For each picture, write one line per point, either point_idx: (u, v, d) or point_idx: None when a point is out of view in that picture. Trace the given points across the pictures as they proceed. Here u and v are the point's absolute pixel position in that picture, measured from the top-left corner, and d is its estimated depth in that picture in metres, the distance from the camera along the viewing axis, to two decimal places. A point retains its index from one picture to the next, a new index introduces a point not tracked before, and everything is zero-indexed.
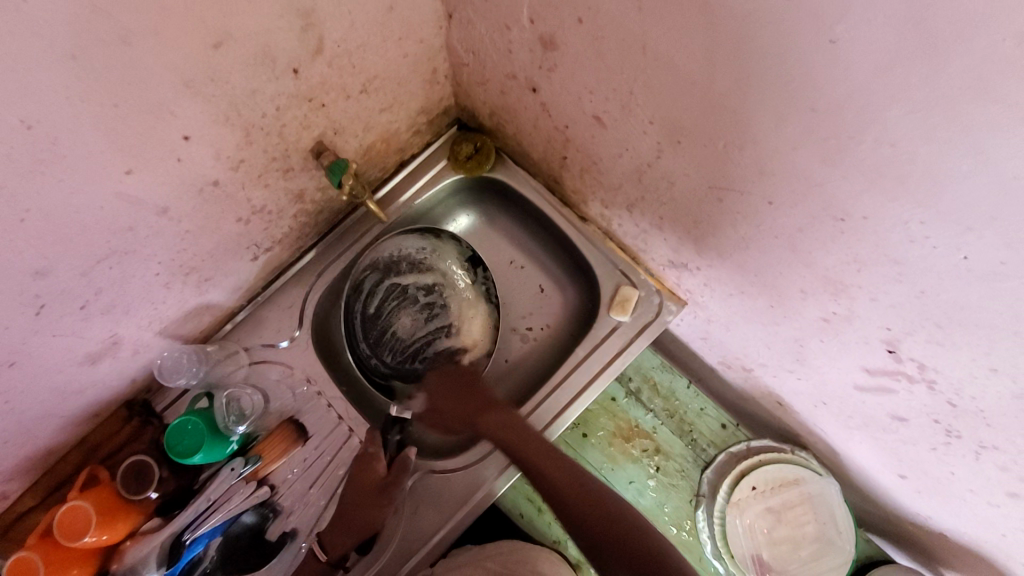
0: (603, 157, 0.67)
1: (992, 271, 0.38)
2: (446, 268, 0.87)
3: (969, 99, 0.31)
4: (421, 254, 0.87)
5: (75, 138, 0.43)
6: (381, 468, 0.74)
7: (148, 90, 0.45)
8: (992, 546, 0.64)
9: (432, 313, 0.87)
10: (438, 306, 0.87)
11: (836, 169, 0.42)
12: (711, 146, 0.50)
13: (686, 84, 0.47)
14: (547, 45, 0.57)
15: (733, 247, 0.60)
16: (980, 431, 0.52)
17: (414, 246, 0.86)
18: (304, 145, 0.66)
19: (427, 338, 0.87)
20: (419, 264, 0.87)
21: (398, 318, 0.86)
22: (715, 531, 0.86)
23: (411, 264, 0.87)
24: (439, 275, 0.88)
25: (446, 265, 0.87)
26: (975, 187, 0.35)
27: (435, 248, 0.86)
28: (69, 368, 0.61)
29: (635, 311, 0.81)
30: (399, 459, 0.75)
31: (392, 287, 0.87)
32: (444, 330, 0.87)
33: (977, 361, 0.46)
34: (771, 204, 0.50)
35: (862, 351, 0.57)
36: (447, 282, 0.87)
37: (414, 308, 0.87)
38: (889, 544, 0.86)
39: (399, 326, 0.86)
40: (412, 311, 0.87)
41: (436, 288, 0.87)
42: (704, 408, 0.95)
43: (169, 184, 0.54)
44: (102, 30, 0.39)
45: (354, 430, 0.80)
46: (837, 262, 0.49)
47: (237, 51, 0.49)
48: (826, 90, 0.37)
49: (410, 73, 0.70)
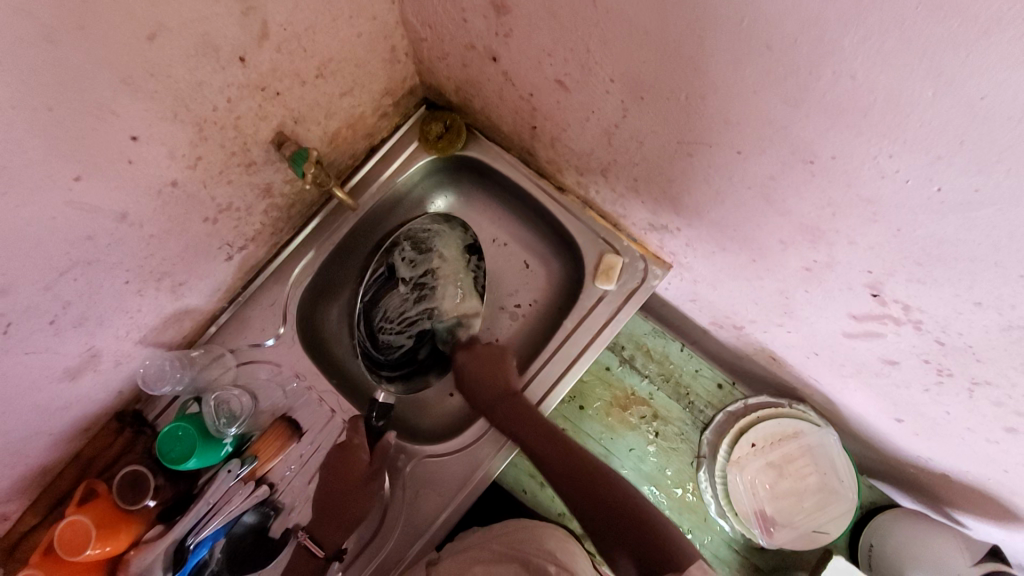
0: (570, 123, 0.65)
1: (967, 201, 0.37)
2: (442, 253, 0.85)
3: (926, 17, 0.29)
4: (426, 231, 0.85)
5: (15, 148, 0.42)
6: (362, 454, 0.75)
7: (84, 91, 0.43)
8: (993, 482, 0.64)
9: (421, 294, 0.84)
10: (427, 288, 0.84)
11: (801, 109, 0.40)
12: (674, 100, 0.49)
13: (641, 35, 0.45)
14: (500, 9, 0.55)
15: (709, 204, 0.59)
16: (971, 368, 0.52)
17: (421, 225, 0.84)
18: (263, 137, 0.64)
19: (413, 319, 0.84)
20: (420, 243, 0.84)
21: (390, 299, 0.84)
22: (718, 490, 0.85)
23: (414, 243, 0.84)
24: (434, 259, 0.85)
25: (445, 250, 0.85)
26: (942, 113, 0.33)
27: (440, 232, 0.85)
28: (50, 384, 0.60)
29: (620, 278, 0.80)
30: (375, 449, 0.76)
31: (385, 266, 0.83)
32: (427, 312, 0.85)
33: (961, 297, 0.45)
34: (741, 153, 0.48)
35: (846, 298, 0.56)
36: (438, 263, 0.85)
37: (444, 293, 0.85)
38: (892, 489, 0.87)
39: (387, 308, 0.83)
40: (439, 296, 0.85)
41: (425, 279, 0.84)
42: (699, 369, 0.95)
43: (123, 189, 0.53)
44: (24, 31, 0.37)
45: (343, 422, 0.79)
46: (812, 208, 0.48)
47: (176, 42, 0.47)
48: (782, 26, 0.36)
49: (366, 54, 0.68)
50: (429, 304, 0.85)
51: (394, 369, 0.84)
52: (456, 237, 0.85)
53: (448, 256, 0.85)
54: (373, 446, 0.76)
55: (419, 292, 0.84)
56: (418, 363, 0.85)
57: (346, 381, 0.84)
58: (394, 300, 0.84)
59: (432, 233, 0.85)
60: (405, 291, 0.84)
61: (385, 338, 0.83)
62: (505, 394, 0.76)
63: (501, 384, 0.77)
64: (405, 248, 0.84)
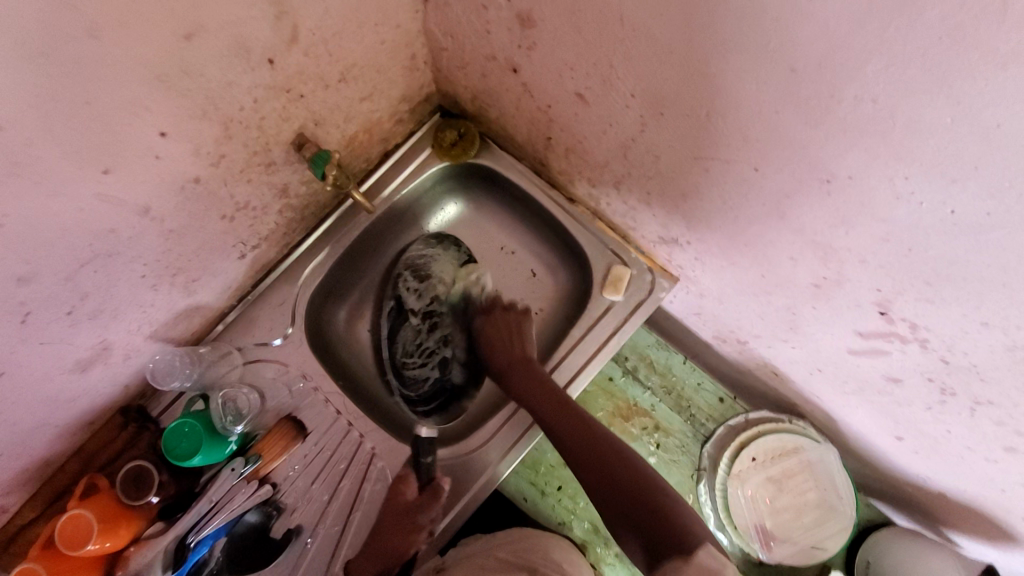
0: (586, 134, 0.66)
1: (979, 223, 0.38)
2: (443, 276, 0.87)
3: (949, 48, 0.31)
4: (423, 259, 0.87)
5: (48, 139, 0.42)
6: (411, 492, 0.73)
7: (120, 86, 0.44)
8: (991, 501, 0.65)
9: (432, 324, 0.85)
10: (439, 316, 0.85)
11: (821, 130, 0.41)
12: (694, 116, 0.50)
13: (667, 53, 0.46)
14: (525, 22, 0.56)
15: (721, 218, 0.61)
16: (974, 387, 0.53)
17: (417, 253, 0.87)
18: (284, 137, 0.65)
19: (433, 350, 0.84)
20: (419, 270, 0.87)
21: (402, 332, 0.85)
22: (717, 504, 0.86)
23: (414, 272, 0.87)
24: (437, 285, 0.86)
25: (446, 272, 0.87)
26: (960, 139, 0.35)
27: (436, 255, 0.87)
28: (60, 376, 0.60)
29: (627, 289, 0.81)
30: (432, 484, 0.74)
31: (393, 299, 0.87)
32: (444, 341, 0.85)
33: (968, 316, 0.46)
34: (757, 170, 0.50)
35: (854, 315, 0.57)
36: (443, 289, 0.87)
37: (455, 316, 0.86)
38: (890, 507, 0.88)
39: (403, 341, 0.85)
40: (451, 321, 0.85)
41: (434, 306, 0.86)
42: (701, 382, 0.96)
43: (147, 183, 0.53)
44: (68, 25, 0.38)
45: (377, 452, 0.79)
46: (825, 226, 0.49)
47: (210, 42, 0.48)
48: (806, 50, 0.37)
49: (388, 61, 0.69)
50: (447, 331, 0.85)
51: (427, 403, 0.84)
52: (451, 257, 0.87)
53: (450, 279, 0.87)
54: (427, 484, 0.74)
55: (430, 321, 0.86)
56: (448, 391, 0.85)
57: (371, 412, 0.83)
58: (407, 333, 0.85)
59: (428, 259, 0.87)
60: (417, 321, 0.86)
61: (408, 371, 0.84)
62: (517, 361, 0.78)
63: (516, 349, 0.80)
64: (408, 278, 0.86)
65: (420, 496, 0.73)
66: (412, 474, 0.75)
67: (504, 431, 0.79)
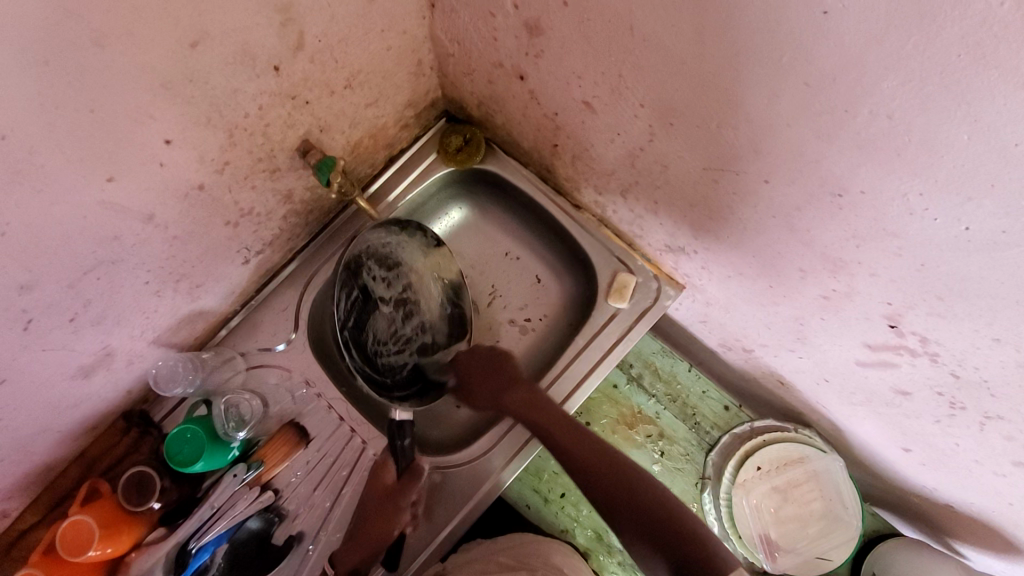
0: (593, 142, 0.66)
1: (994, 241, 0.38)
2: (413, 263, 0.82)
3: (967, 65, 0.30)
4: (389, 248, 0.80)
5: (52, 147, 0.42)
6: (390, 477, 0.75)
7: (124, 94, 0.44)
8: (1000, 516, 0.64)
9: (407, 311, 0.81)
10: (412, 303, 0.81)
11: (833, 143, 0.41)
12: (703, 127, 0.50)
13: (677, 64, 0.46)
14: (533, 30, 0.56)
15: (729, 228, 0.60)
16: (985, 402, 0.53)
17: (379, 240, 0.79)
18: (289, 144, 0.64)
19: (409, 336, 0.81)
20: (385, 259, 0.80)
21: (374, 322, 0.79)
22: (722, 514, 0.85)
23: (380, 260, 0.80)
24: (406, 272, 0.82)
25: (415, 259, 0.82)
26: (977, 156, 0.34)
27: (404, 242, 0.81)
28: (63, 382, 0.60)
29: (633, 297, 0.81)
30: (410, 467, 0.76)
31: (358, 290, 0.78)
32: (419, 327, 0.82)
33: (980, 332, 0.46)
34: (767, 182, 0.49)
35: (863, 327, 0.56)
36: (413, 276, 0.82)
37: (427, 301, 0.82)
38: (896, 518, 0.87)
39: (376, 331, 0.79)
40: (424, 306, 0.82)
41: (406, 292, 0.81)
42: (706, 391, 0.95)
43: (151, 190, 0.53)
44: (73, 34, 0.38)
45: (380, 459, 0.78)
46: (836, 239, 0.49)
47: (215, 49, 0.48)
48: (820, 63, 0.37)
49: (394, 67, 0.69)
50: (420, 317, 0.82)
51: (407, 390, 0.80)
52: (421, 242, 0.82)
53: (419, 266, 0.82)
54: (403, 466, 0.76)
55: (404, 308, 0.81)
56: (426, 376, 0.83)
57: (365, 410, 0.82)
58: (376, 323, 0.80)
59: (394, 246, 0.81)
60: (389, 309, 0.81)
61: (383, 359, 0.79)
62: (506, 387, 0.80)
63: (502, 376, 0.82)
64: (373, 267, 0.79)
65: (399, 479, 0.75)
66: (390, 459, 0.76)
67: (509, 438, 0.78)
